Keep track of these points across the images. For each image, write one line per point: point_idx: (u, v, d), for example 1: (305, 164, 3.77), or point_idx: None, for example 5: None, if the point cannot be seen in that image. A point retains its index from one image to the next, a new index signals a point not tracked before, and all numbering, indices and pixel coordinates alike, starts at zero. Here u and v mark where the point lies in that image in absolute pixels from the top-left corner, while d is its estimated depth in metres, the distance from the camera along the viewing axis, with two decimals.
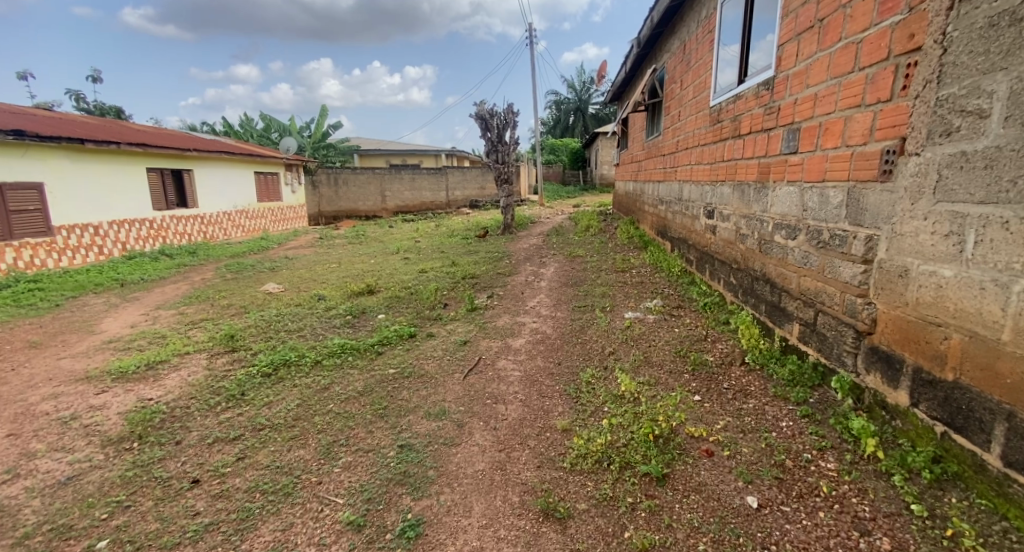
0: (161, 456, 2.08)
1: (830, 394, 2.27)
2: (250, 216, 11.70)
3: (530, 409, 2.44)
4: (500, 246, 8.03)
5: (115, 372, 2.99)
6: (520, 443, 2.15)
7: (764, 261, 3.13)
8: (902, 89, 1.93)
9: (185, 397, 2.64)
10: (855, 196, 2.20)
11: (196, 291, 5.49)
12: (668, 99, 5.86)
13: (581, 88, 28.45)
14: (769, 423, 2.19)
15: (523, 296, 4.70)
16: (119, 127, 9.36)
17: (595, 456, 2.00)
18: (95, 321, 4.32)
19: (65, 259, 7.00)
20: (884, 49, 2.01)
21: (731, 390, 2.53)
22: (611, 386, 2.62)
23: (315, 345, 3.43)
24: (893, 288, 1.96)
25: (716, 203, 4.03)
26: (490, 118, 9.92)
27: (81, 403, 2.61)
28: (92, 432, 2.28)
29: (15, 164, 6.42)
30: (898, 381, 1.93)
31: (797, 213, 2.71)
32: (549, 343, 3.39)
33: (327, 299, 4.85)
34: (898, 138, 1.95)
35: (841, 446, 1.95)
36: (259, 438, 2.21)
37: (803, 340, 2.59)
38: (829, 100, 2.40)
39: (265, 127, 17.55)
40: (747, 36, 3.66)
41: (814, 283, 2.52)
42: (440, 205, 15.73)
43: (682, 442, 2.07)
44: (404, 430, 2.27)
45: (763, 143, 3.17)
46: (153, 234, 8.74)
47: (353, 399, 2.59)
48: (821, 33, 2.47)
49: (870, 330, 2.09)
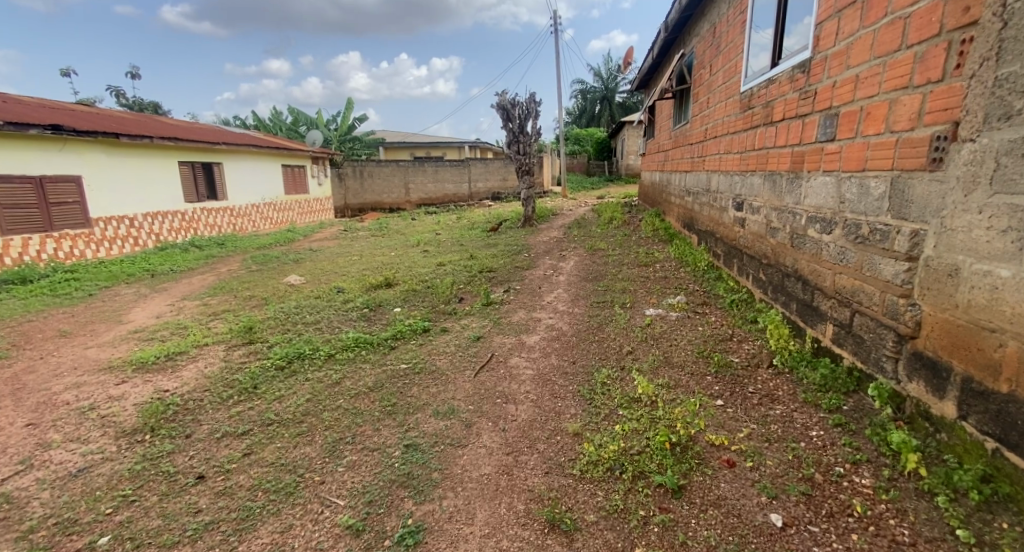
0: (170, 449, 2.10)
1: (867, 402, 2.09)
2: (277, 208, 11.94)
3: (541, 411, 2.36)
4: (521, 238, 7.92)
5: (136, 362, 3.06)
6: (529, 446, 2.07)
7: (796, 256, 2.94)
8: (956, 69, 1.72)
9: (200, 389, 2.67)
10: (899, 186, 2.00)
11: (220, 282, 5.62)
12: (697, 86, 5.60)
13: (607, 77, 27.79)
14: (797, 432, 2.04)
15: (540, 291, 4.60)
16: (152, 122, 9.65)
17: (607, 463, 1.90)
18: (123, 311, 4.46)
19: (102, 250, 7.31)
20: (935, 23, 1.80)
21: (758, 395, 2.37)
22: (628, 387, 2.51)
23: (329, 338, 3.43)
24: (941, 288, 1.77)
25: (746, 194, 3.82)
26: (512, 108, 9.75)
27: (101, 393, 2.68)
28: (108, 423, 2.33)
29: (53, 158, 6.69)
30: (944, 391, 1.75)
31: (833, 205, 2.51)
32: (564, 340, 3.29)
33: (345, 291, 4.88)
34: (951, 122, 1.75)
35: (877, 460, 1.79)
36: (266, 433, 2.20)
37: (837, 343, 2.41)
38: (873, 82, 2.19)
39: (292, 120, 17.83)
40: (781, 18, 3.42)
41: (851, 281, 2.32)
42: (462, 197, 15.73)
43: (701, 451, 1.94)
44: (412, 429, 2.22)
45: (797, 130, 2.95)
46: (185, 226, 9.01)
47: (362, 394, 2.56)
48: (864, 9, 2.25)
49: (914, 334, 1.90)
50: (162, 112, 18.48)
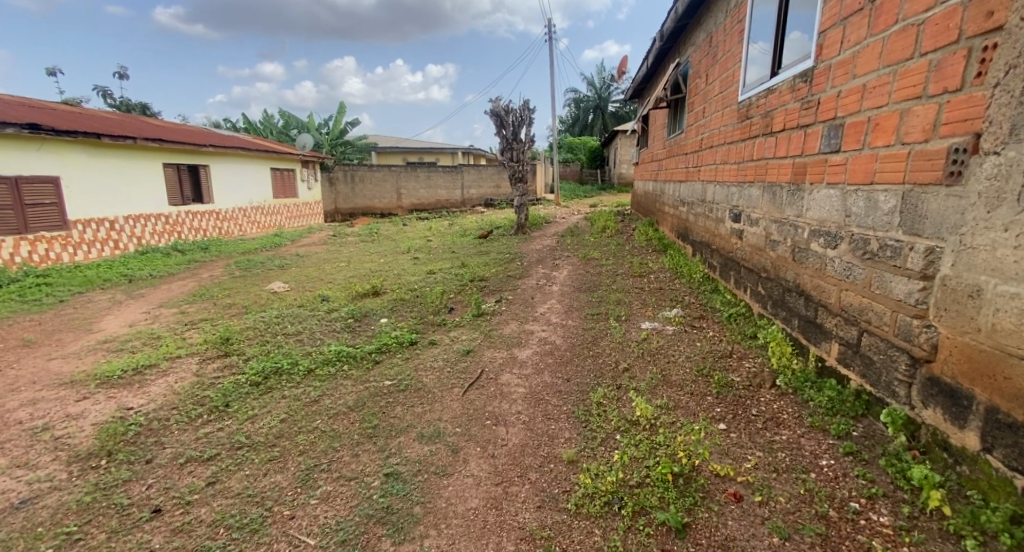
0: (127, 476, 1.92)
1: (878, 428, 1.98)
2: (265, 212, 11.70)
3: (533, 434, 2.21)
4: (513, 246, 7.79)
5: (101, 376, 2.86)
6: (520, 476, 1.92)
7: (797, 270, 2.83)
8: (976, 77, 1.63)
9: (166, 407, 2.48)
10: (911, 201, 1.90)
11: (200, 289, 5.40)
12: (692, 95, 5.54)
13: (601, 86, 28.00)
14: (806, 461, 1.91)
15: (533, 302, 4.46)
16: (136, 122, 9.37)
17: (605, 497, 1.75)
18: (95, 319, 4.25)
19: (80, 253, 7.05)
20: (953, 30, 1.71)
21: (761, 418, 2.24)
22: (625, 409, 2.37)
23: (310, 351, 3.25)
24: (960, 310, 1.66)
25: (744, 205, 3.73)
26: (506, 114, 9.64)
27: (59, 411, 2.48)
28: (61, 446, 2.14)
29: (30, 157, 6.43)
30: (965, 420, 1.64)
31: (838, 219, 2.41)
32: (558, 355, 3.14)
33: (331, 300, 4.69)
34: (971, 134, 1.65)
35: (894, 495, 1.67)
36: (234, 459, 2.02)
37: (844, 363, 2.29)
38: (881, 92, 2.10)
39: (283, 123, 17.63)
40: (781, 25, 3.34)
41: (859, 299, 2.22)
42: (455, 203, 15.60)
43: (706, 483, 1.80)
44: (393, 454, 2.05)
45: (798, 140, 2.86)
46: (168, 229, 8.75)
47: (342, 415, 2.39)
48: (871, 16, 2.17)
49: (930, 357, 1.79)
50: (151, 113, 18.17)
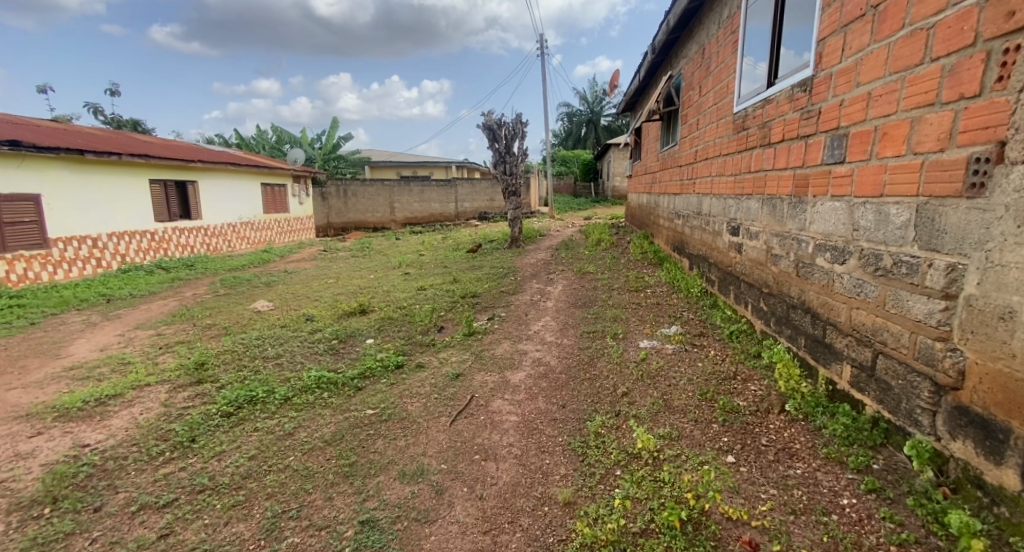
0: (70, 529, 1.72)
1: (901, 461, 1.82)
2: (255, 227, 11.50)
3: (526, 471, 2.02)
4: (507, 261, 7.64)
5: (60, 409, 2.65)
6: (510, 522, 1.73)
7: (802, 286, 2.69)
8: (998, 82, 1.51)
9: (126, 443, 2.28)
10: (927, 214, 1.76)
11: (180, 309, 5.17)
12: (686, 106, 5.46)
13: (594, 100, 28.33)
14: (826, 501, 1.73)
15: (527, 319, 4.30)
16: (125, 138, 9.22)
17: (605, 548, 1.57)
18: (65, 343, 4.02)
19: (60, 272, 6.80)
20: (968, 32, 1.60)
21: (773, 449, 2.07)
22: (625, 441, 2.18)
23: (289, 377, 3.04)
24: (990, 333, 1.52)
25: (742, 218, 3.60)
26: (498, 128, 9.56)
27: (7, 449, 2.27)
28: (2, 493, 1.94)
29: (12, 175, 6.23)
30: (1002, 456, 1.47)
31: (845, 233, 2.28)
32: (553, 379, 2.95)
33: (316, 319, 4.50)
34: (994, 142, 1.52)
35: (928, 543, 1.50)
36: (193, 505, 1.83)
37: (857, 387, 2.13)
38: (889, 100, 1.98)
39: (276, 139, 17.52)
40: (774, 33, 3.24)
41: (871, 318, 2.07)
42: (449, 217, 15.48)
43: (717, 529, 1.62)
44: (371, 497, 1.86)
45: (799, 151, 2.74)
46: (154, 247, 8.54)
47: (317, 450, 2.19)
48: (875, 22, 2.05)
49: (956, 385, 1.64)
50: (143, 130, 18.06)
